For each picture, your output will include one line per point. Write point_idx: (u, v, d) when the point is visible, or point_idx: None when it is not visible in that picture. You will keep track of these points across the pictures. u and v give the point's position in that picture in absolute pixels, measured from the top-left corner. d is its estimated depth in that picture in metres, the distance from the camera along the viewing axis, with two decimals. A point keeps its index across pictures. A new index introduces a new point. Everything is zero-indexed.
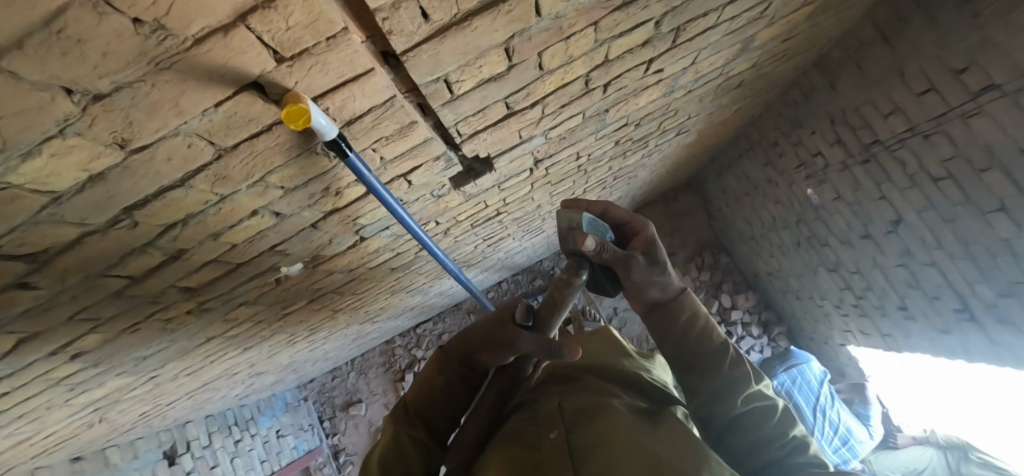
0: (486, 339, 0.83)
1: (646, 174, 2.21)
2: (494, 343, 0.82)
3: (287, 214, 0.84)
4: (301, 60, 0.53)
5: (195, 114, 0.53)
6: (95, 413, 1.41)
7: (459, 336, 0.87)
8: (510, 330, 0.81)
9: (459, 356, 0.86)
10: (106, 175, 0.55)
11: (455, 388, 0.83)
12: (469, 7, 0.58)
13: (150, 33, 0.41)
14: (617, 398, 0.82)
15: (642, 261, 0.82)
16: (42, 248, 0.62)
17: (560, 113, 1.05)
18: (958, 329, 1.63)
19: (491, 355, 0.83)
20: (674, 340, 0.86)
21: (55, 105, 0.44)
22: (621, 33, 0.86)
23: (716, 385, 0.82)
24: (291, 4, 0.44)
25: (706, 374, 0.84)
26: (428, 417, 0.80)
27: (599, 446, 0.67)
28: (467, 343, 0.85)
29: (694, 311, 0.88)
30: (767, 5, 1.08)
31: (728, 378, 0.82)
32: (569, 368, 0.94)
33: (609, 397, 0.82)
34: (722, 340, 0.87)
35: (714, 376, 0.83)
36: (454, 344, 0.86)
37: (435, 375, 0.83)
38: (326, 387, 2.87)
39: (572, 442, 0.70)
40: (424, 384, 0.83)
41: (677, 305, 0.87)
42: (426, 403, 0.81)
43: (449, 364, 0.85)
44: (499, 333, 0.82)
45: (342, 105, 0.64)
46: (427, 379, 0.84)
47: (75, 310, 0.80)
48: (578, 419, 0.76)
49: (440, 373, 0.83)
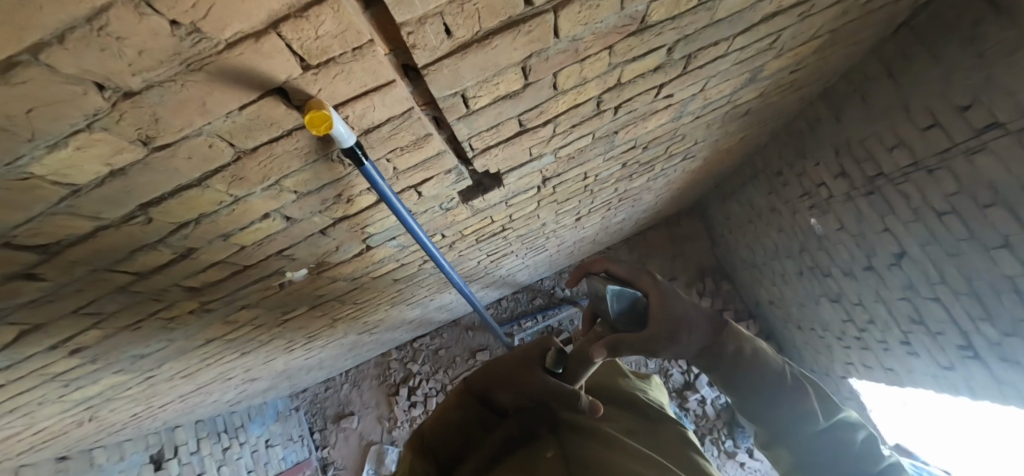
0: (509, 377, 0.79)
1: (650, 198, 2.22)
2: (518, 382, 0.78)
3: (298, 218, 0.84)
4: (326, 68, 0.54)
5: (220, 115, 0.54)
6: (86, 411, 1.39)
7: (479, 369, 0.83)
8: (534, 369, 0.78)
9: (477, 389, 0.81)
10: (127, 170, 0.56)
11: (469, 425, 0.78)
12: (491, 25, 0.60)
13: (185, 35, 0.43)
14: (618, 421, 0.83)
15: (666, 331, 0.80)
16: (55, 239, 0.62)
17: (571, 132, 1.07)
18: (961, 365, 1.62)
19: (512, 396, 0.78)
20: (731, 373, 0.85)
21: (86, 98, 0.45)
22: (635, 58, 0.88)
23: (780, 419, 0.82)
24: (323, 14, 0.46)
25: (767, 407, 0.83)
26: (437, 449, 0.76)
27: (599, 470, 0.69)
28: (488, 378, 0.80)
29: (740, 340, 0.87)
30: (775, 37, 1.11)
31: (801, 409, 0.80)
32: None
33: (609, 419, 0.84)
34: (778, 365, 0.85)
35: (779, 412, 0.82)
36: (474, 377, 0.82)
37: (452, 409, 0.79)
38: (318, 398, 2.81)
39: (571, 457, 0.73)
40: (438, 417, 0.79)
41: (718, 344, 0.86)
42: (437, 432, 0.77)
43: (466, 398, 0.80)
44: (526, 374, 0.78)
45: (361, 114, 0.65)
46: (442, 414, 0.79)
47: (80, 303, 0.80)
48: (574, 437, 0.78)
49: (457, 407, 0.79)
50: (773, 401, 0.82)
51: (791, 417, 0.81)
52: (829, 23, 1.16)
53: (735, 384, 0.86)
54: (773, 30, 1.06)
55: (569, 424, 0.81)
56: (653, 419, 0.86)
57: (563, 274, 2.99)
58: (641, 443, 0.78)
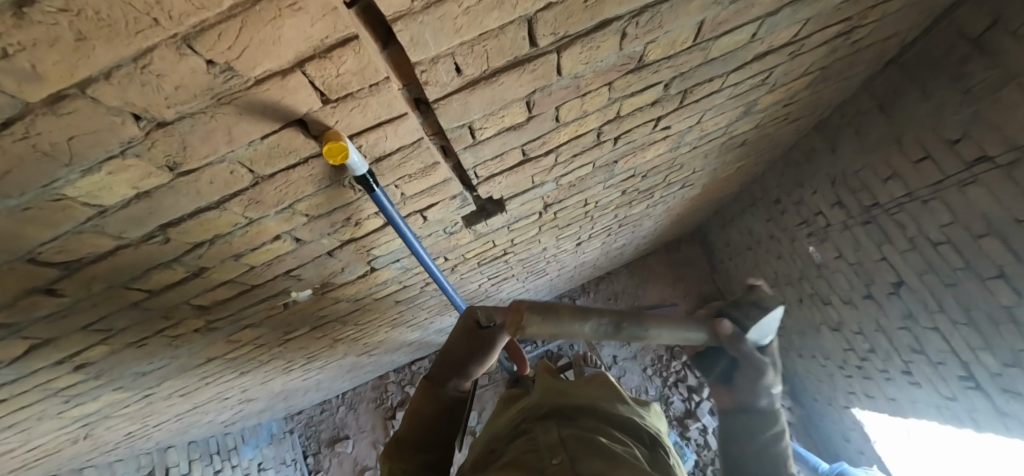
0: (468, 350, 0.93)
1: (650, 224, 2.26)
2: (476, 351, 0.93)
3: (307, 240, 0.87)
4: (344, 102, 0.58)
5: (243, 144, 0.57)
6: (82, 428, 1.38)
7: (439, 359, 0.95)
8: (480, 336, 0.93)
9: (441, 379, 0.93)
10: (151, 193, 0.59)
11: (446, 409, 0.90)
12: (499, 64, 0.65)
13: (219, 73, 0.47)
14: (620, 440, 0.77)
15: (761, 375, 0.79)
16: (76, 257, 0.65)
17: (572, 162, 1.11)
18: (963, 395, 1.61)
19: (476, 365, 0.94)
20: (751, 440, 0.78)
21: (123, 128, 0.49)
22: (634, 93, 0.93)
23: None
24: (345, 54, 0.51)
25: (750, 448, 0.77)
26: (427, 444, 0.85)
27: None
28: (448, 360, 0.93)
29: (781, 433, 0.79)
30: (768, 74, 1.17)
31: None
32: (572, 399, 0.88)
33: (608, 434, 0.78)
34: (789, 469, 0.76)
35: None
36: (437, 367, 0.94)
37: (426, 406, 0.89)
38: (313, 420, 2.77)
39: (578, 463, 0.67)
40: (414, 415, 0.89)
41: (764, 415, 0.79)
42: (422, 434, 0.86)
43: (435, 391, 0.91)
44: (478, 339, 0.94)
45: (374, 144, 0.69)
46: (417, 411, 0.89)
47: (92, 319, 0.82)
48: (583, 450, 0.71)
49: (430, 402, 0.90)
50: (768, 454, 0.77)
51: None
52: (820, 60, 1.22)
53: (749, 428, 0.79)
54: (765, 67, 1.12)
55: (577, 434, 0.75)
56: (649, 447, 0.82)
57: (564, 298, 3.00)
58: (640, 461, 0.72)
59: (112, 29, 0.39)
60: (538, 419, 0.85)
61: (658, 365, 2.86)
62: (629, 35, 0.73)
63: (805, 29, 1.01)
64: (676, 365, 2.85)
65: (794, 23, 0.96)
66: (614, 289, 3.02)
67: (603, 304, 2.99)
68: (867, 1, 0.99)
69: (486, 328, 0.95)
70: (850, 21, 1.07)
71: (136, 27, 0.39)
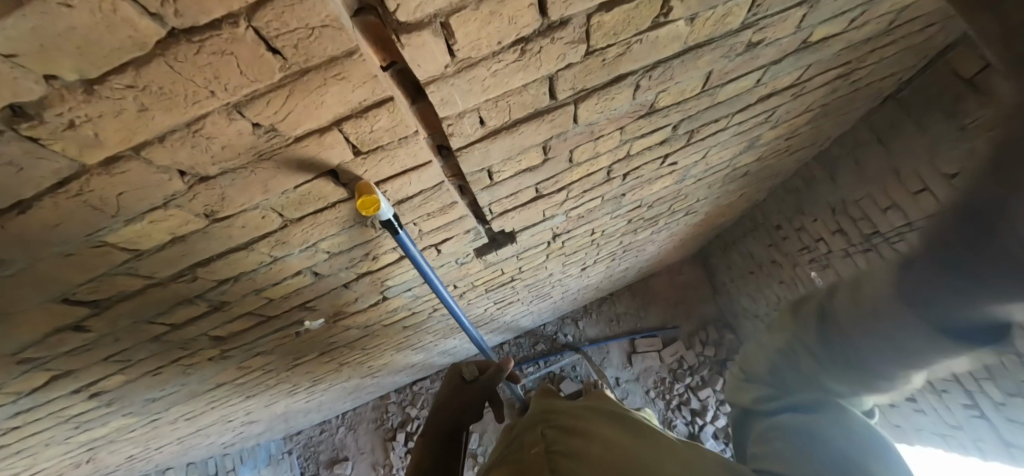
0: (458, 405, 1.08)
1: (653, 249, 2.28)
2: (465, 405, 1.08)
3: (325, 274, 0.89)
4: (374, 154, 0.61)
5: (277, 193, 0.60)
6: (86, 452, 1.38)
7: (432, 419, 1.06)
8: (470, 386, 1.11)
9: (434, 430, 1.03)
10: (186, 238, 0.62)
11: (443, 464, 0.95)
12: (521, 115, 0.68)
13: (263, 133, 0.50)
14: (599, 424, 0.67)
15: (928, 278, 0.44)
16: (107, 295, 0.67)
17: (582, 197, 1.14)
18: (968, 424, 1.61)
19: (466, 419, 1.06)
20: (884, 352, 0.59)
21: (169, 183, 0.51)
22: (644, 134, 0.96)
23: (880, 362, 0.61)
24: (381, 114, 0.54)
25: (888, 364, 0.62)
26: None
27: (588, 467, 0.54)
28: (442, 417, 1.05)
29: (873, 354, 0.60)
30: (771, 113, 1.21)
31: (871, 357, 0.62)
32: (554, 403, 0.76)
33: (597, 421, 0.67)
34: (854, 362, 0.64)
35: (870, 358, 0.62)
36: (431, 426, 1.04)
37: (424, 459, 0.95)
38: (311, 441, 2.73)
39: (555, 462, 0.55)
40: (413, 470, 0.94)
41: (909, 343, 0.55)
42: None
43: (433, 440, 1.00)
44: (468, 392, 1.11)
45: (399, 188, 0.72)
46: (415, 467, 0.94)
47: (113, 351, 0.83)
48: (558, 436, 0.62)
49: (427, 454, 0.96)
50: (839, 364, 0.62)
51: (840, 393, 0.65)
52: (821, 98, 1.26)
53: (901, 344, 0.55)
54: (768, 107, 1.16)
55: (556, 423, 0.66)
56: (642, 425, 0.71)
57: (566, 320, 3.00)
58: (621, 440, 0.62)
59: (172, 101, 0.42)
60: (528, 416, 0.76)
61: (661, 388, 2.85)
62: (642, 86, 0.76)
63: (808, 72, 1.05)
64: (679, 388, 2.84)
65: (797, 68, 1.00)
66: (617, 311, 3.03)
67: (606, 326, 2.99)
68: (865, 46, 1.04)
69: (472, 382, 1.12)
70: (850, 64, 1.11)
71: (194, 99, 0.42)
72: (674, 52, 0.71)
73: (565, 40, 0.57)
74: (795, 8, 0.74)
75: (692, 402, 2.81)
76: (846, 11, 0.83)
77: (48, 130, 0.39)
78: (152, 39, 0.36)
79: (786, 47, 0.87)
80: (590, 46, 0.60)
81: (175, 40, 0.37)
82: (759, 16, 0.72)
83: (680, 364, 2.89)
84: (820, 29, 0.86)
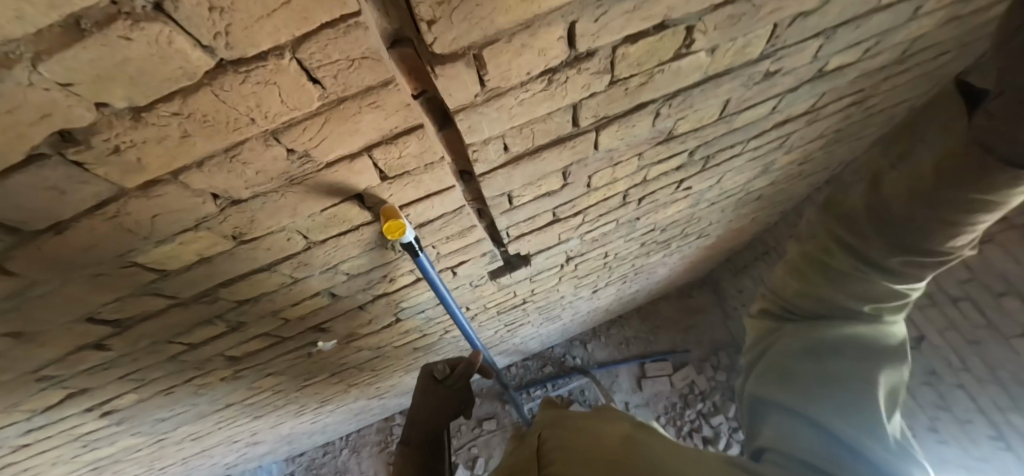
0: (435, 406, 1.10)
1: (664, 272, 2.26)
2: (442, 405, 1.10)
3: (343, 295, 0.89)
4: (400, 179, 0.62)
5: (304, 216, 0.61)
6: (91, 471, 1.36)
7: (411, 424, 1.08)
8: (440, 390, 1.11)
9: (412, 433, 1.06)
10: (212, 259, 0.62)
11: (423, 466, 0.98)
12: (543, 141, 0.69)
13: (297, 159, 0.51)
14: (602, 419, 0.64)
15: None
16: (129, 315, 0.67)
17: (598, 220, 1.14)
18: (995, 457, 1.52)
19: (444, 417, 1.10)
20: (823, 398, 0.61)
21: (202, 206, 0.52)
22: (660, 160, 0.96)
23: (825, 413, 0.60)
24: (410, 141, 0.55)
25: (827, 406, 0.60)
26: None
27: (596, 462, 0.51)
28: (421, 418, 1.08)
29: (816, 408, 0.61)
30: (785, 139, 1.22)
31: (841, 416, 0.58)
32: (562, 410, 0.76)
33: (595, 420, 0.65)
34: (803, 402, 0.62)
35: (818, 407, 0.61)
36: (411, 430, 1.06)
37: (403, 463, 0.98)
38: (314, 464, 2.68)
39: (545, 459, 0.53)
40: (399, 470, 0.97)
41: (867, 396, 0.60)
42: None
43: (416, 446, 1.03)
44: (441, 393, 1.11)
45: (421, 212, 0.72)
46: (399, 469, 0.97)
47: (128, 370, 0.83)
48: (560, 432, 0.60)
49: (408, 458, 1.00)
50: (794, 391, 0.64)
51: (864, 405, 0.59)
52: (835, 124, 1.27)
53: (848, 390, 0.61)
54: (782, 134, 1.16)
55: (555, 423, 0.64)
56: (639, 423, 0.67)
57: (575, 343, 2.97)
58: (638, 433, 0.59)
59: (214, 127, 0.43)
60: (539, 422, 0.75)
61: (672, 414, 2.78)
62: (662, 115, 0.77)
63: (822, 100, 1.06)
64: (690, 414, 2.77)
65: (811, 96, 1.01)
66: (626, 335, 2.98)
67: (616, 350, 2.95)
68: (879, 75, 1.06)
69: (444, 382, 1.13)
70: (864, 92, 1.13)
71: (235, 125, 0.43)
72: (694, 81, 0.72)
73: (592, 70, 0.58)
74: (813, 39, 0.75)
75: (703, 429, 2.71)
76: (861, 42, 0.85)
77: (94, 154, 0.40)
78: (201, 69, 0.37)
79: (803, 76, 0.88)
80: (615, 75, 0.61)
81: (223, 70, 0.38)
82: (777, 47, 0.73)
83: (691, 389, 2.83)
84: (836, 59, 0.87)
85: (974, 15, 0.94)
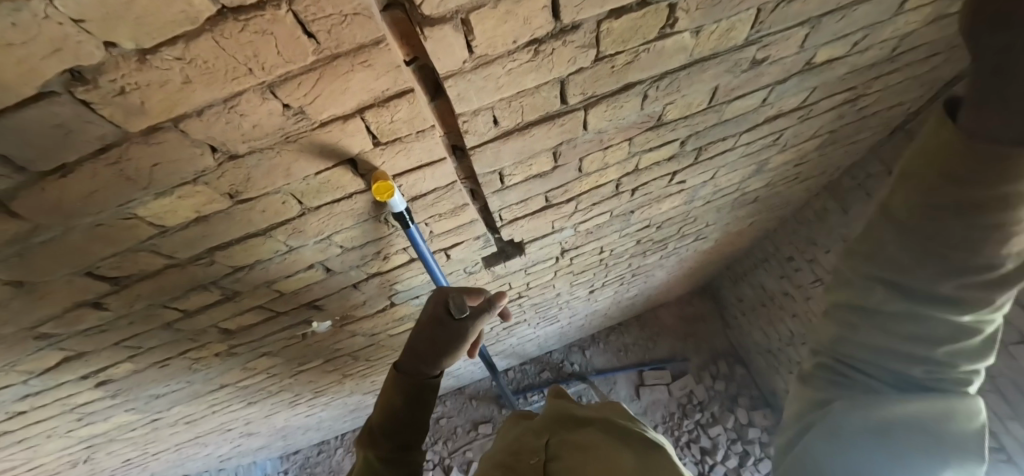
0: (438, 343, 0.92)
1: (663, 275, 2.26)
2: (447, 344, 0.92)
3: (337, 271, 0.91)
4: (392, 145, 0.64)
5: (299, 178, 0.64)
6: (85, 450, 1.37)
7: (409, 352, 0.93)
8: (447, 328, 0.93)
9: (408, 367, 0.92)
10: (209, 218, 0.65)
11: (415, 404, 0.87)
12: (532, 117, 0.72)
13: (292, 115, 0.54)
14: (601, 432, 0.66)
15: None
16: (128, 273, 0.70)
17: (591, 210, 1.16)
18: None
19: (446, 359, 0.93)
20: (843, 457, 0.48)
21: (201, 158, 0.55)
22: (651, 148, 0.99)
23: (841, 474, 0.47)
24: (401, 105, 0.58)
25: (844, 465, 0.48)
26: (395, 430, 0.82)
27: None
28: (422, 355, 0.92)
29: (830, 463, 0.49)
30: (778, 136, 1.24)
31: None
32: (573, 410, 0.75)
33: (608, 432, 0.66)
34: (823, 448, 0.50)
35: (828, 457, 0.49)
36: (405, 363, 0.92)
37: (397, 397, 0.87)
38: (308, 462, 2.67)
39: None
40: (389, 405, 0.87)
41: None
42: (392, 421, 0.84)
43: (409, 380, 0.89)
44: (450, 329, 0.93)
45: (414, 183, 0.75)
46: (389, 401, 0.87)
47: (124, 336, 0.85)
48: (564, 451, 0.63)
49: (401, 391, 0.88)
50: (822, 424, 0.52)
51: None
52: (828, 124, 1.28)
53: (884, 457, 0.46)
54: (774, 130, 1.18)
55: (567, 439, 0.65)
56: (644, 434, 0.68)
57: (574, 348, 2.96)
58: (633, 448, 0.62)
59: (213, 75, 0.46)
60: (549, 422, 0.73)
61: (670, 423, 2.74)
62: (650, 97, 0.80)
63: (813, 96, 1.08)
64: (688, 424, 2.73)
65: (801, 91, 1.03)
66: (625, 341, 2.96)
67: (614, 356, 2.93)
68: (869, 72, 1.08)
69: (457, 319, 0.94)
70: (855, 90, 1.15)
71: (233, 75, 0.46)
72: (680, 64, 0.75)
73: (576, 44, 0.61)
74: (798, 28, 0.78)
75: (702, 440, 2.69)
76: (848, 34, 0.87)
77: (101, 94, 0.43)
78: (203, 15, 0.40)
79: (790, 68, 0.91)
80: (600, 51, 0.64)
81: (223, 17, 0.41)
82: (762, 33, 0.76)
83: (690, 399, 2.79)
84: (823, 51, 0.90)
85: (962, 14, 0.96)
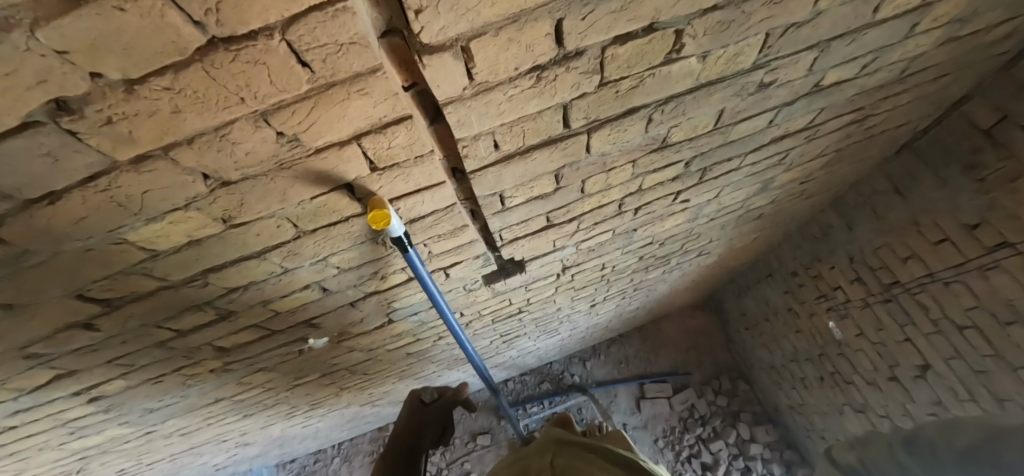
0: (416, 423, 1.20)
1: (665, 289, 2.24)
2: (422, 422, 1.20)
3: (333, 290, 0.90)
4: (390, 170, 0.63)
5: (294, 203, 0.62)
6: (78, 461, 1.36)
7: (392, 441, 1.13)
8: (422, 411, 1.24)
9: (392, 447, 1.11)
10: (202, 242, 0.63)
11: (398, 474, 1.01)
12: (534, 141, 0.70)
13: (286, 142, 0.52)
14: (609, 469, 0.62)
15: None
16: (119, 295, 0.68)
17: (593, 228, 1.14)
18: None
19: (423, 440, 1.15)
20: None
21: (192, 185, 0.53)
22: (656, 169, 0.97)
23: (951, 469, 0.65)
24: (399, 131, 0.56)
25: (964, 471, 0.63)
26: None
27: None
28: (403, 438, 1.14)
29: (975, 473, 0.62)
30: (784, 155, 1.22)
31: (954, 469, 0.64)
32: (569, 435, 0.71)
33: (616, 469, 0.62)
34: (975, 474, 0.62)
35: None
36: (388, 448, 1.11)
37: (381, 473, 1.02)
38: (305, 470, 2.64)
39: None
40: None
41: None
42: None
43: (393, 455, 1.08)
44: (424, 411, 1.24)
45: (412, 206, 0.73)
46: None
47: (116, 354, 0.84)
48: None
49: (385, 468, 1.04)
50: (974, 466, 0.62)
51: None
52: (835, 144, 1.26)
53: None
54: (781, 149, 1.16)
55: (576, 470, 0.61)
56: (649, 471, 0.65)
57: (574, 359, 2.92)
58: None
59: (204, 104, 0.44)
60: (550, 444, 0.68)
61: (671, 437, 2.70)
62: (654, 121, 0.78)
63: (821, 116, 1.06)
64: (690, 438, 2.68)
65: (808, 112, 1.01)
66: (626, 354, 2.93)
67: (615, 369, 2.89)
68: (878, 94, 1.06)
69: (429, 405, 1.26)
70: (863, 110, 1.13)
71: (225, 104, 0.45)
72: (686, 88, 0.73)
73: (580, 70, 0.59)
74: (806, 52, 0.76)
75: (703, 455, 2.63)
76: (858, 58, 0.86)
77: (87, 124, 0.42)
78: (192, 45, 0.38)
79: (799, 90, 0.89)
80: (604, 76, 0.62)
81: (213, 48, 0.39)
82: (770, 57, 0.74)
83: (691, 413, 2.75)
84: (831, 73, 0.88)
85: (974, 36, 0.94)
